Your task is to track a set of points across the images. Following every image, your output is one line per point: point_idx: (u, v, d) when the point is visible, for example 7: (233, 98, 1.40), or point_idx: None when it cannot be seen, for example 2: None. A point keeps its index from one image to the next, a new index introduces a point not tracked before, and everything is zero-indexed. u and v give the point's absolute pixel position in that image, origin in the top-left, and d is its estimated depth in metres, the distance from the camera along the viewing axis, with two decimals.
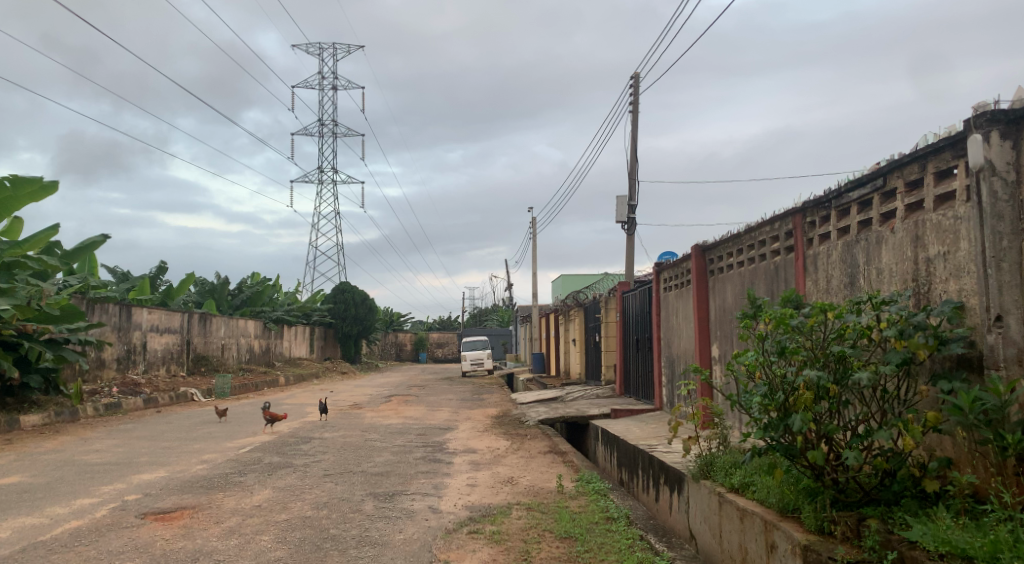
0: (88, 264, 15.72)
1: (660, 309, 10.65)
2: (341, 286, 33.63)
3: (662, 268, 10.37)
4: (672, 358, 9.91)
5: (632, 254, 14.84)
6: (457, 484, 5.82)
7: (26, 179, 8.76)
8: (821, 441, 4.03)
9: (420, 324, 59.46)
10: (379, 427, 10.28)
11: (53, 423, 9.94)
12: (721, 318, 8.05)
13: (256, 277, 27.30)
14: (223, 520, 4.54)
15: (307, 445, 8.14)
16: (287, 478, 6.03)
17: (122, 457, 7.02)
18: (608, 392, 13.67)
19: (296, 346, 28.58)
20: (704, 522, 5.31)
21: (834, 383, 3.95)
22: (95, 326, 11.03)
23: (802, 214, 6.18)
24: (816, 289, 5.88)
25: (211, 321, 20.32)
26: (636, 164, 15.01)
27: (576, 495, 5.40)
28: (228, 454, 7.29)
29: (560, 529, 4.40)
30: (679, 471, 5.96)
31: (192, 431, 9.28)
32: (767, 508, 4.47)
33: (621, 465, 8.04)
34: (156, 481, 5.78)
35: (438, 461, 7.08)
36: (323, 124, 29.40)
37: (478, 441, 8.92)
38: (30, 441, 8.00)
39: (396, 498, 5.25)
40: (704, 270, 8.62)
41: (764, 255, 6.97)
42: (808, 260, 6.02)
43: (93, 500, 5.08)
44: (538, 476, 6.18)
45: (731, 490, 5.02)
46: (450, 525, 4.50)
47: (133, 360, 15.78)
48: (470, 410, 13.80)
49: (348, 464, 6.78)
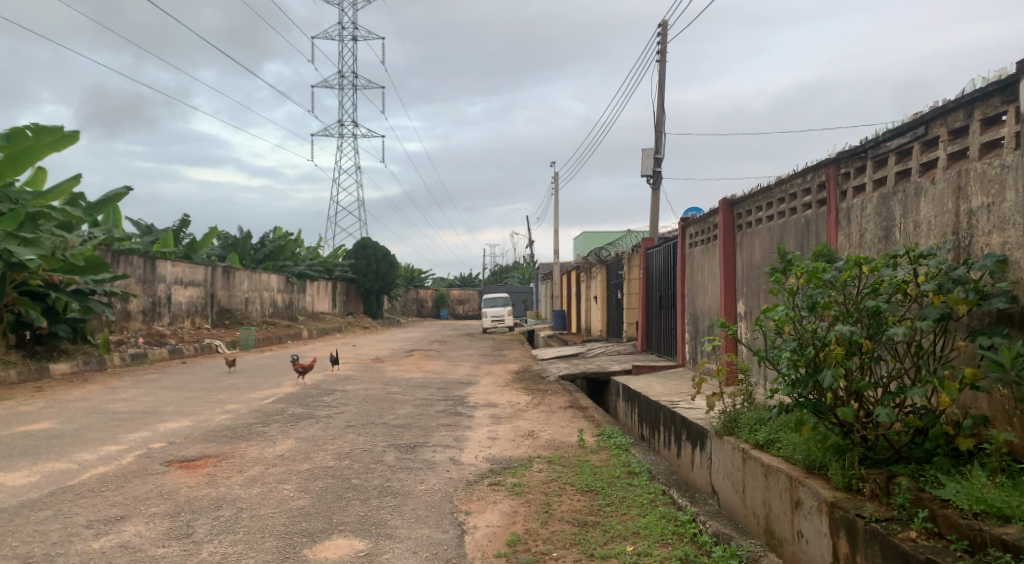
0: (112, 216, 15.85)
1: (685, 265, 10.48)
2: (363, 242, 33.70)
3: (688, 223, 10.17)
4: (696, 315, 9.79)
5: (656, 209, 14.59)
6: (477, 437, 5.82)
7: (47, 128, 8.74)
8: (852, 399, 3.91)
9: (442, 281, 59.65)
10: (400, 380, 10.34)
11: (81, 371, 10.14)
12: (748, 273, 7.89)
13: (278, 231, 27.41)
14: (246, 469, 4.58)
15: (330, 397, 8.21)
16: (310, 429, 6.08)
17: (148, 406, 7.13)
18: (630, 349, 13.62)
19: (319, 300, 28.85)
20: (727, 479, 5.26)
21: (867, 339, 3.81)
22: (120, 277, 11.13)
23: (836, 165, 5.95)
24: (848, 243, 5.68)
25: (234, 275, 20.50)
26: (662, 117, 14.63)
27: (597, 449, 5.37)
28: (251, 404, 7.38)
29: (581, 483, 4.37)
30: (702, 427, 5.91)
31: (216, 381, 9.41)
32: (794, 465, 4.39)
33: (643, 421, 8.02)
34: (181, 430, 5.85)
35: (459, 414, 7.10)
36: (343, 77, 29.14)
37: (499, 395, 8.95)
38: (59, 388, 8.17)
39: (417, 450, 5.26)
40: (731, 224, 8.42)
41: (795, 208, 6.75)
42: (841, 214, 5.81)
43: (119, 447, 5.15)
44: (558, 430, 6.16)
45: (755, 447, 4.95)
46: (471, 477, 4.49)
47: (158, 312, 16.00)
48: (491, 365, 13.86)
49: (370, 416, 6.82)
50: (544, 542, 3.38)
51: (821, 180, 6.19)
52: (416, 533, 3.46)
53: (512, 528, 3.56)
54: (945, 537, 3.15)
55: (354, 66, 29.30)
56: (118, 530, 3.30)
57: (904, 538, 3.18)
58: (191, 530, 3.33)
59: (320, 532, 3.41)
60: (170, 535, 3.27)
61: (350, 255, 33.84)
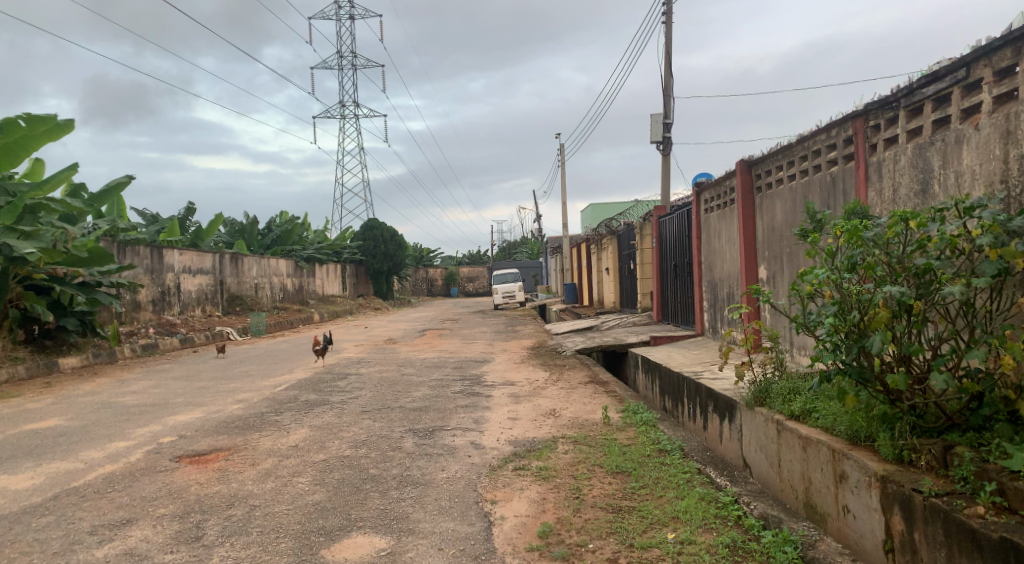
0: (116, 206, 15.65)
1: (701, 232, 10.14)
2: (370, 223, 33.41)
3: (703, 188, 9.81)
4: (714, 282, 9.50)
5: (667, 175, 14.22)
6: (498, 418, 5.59)
7: (41, 118, 8.47)
8: (903, 365, 3.62)
9: (450, 259, 59.38)
10: (414, 361, 10.14)
11: (91, 365, 9.99)
12: (769, 236, 7.57)
13: (285, 216, 27.17)
14: (259, 462, 4.37)
15: (344, 381, 8.01)
16: (324, 416, 5.88)
17: (158, 399, 6.94)
18: (646, 320, 13.35)
19: (329, 284, 28.73)
20: (760, 451, 5.03)
21: (917, 300, 3.49)
22: (125, 267, 10.92)
23: (864, 117, 5.57)
24: (881, 200, 5.34)
25: (243, 261, 20.33)
26: (670, 80, 14.18)
27: (623, 427, 5.14)
28: (264, 392, 7.18)
29: (611, 463, 4.14)
30: (730, 398, 5.66)
31: (228, 370, 9.24)
32: (835, 436, 4.14)
33: (665, 393, 7.77)
34: (192, 422, 5.66)
35: (476, 394, 6.88)
36: (342, 56, 28.75)
37: (516, 372, 8.74)
38: (68, 383, 8.01)
39: (436, 435, 5.04)
40: (750, 186, 8.06)
41: (819, 165, 6.39)
42: (871, 169, 5.47)
43: (128, 443, 4.96)
44: (581, 408, 5.93)
45: (790, 418, 4.70)
46: (494, 462, 4.27)
47: (167, 302, 15.87)
48: (506, 342, 13.64)
49: (386, 400, 6.61)
50: (577, 532, 3.16)
51: (847, 133, 5.83)
52: (440, 527, 3.24)
53: (543, 518, 3.34)
54: (1018, 513, 2.91)
55: (352, 43, 28.83)
56: (125, 536, 3.10)
57: (972, 515, 2.95)
58: (201, 533, 3.13)
59: (338, 530, 3.19)
60: (178, 539, 3.07)
61: (358, 237, 33.68)
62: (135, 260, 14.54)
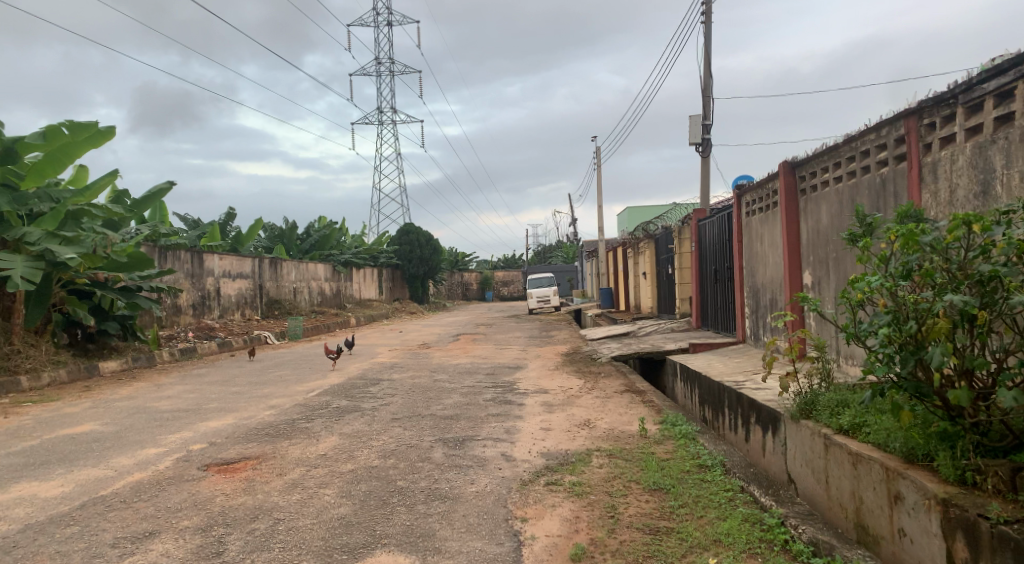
0: (158, 212, 15.98)
1: (742, 236, 9.84)
2: (407, 227, 33.59)
3: (744, 191, 9.53)
4: (756, 288, 9.20)
5: (707, 177, 13.90)
6: (530, 428, 5.43)
7: (82, 124, 8.64)
8: (965, 379, 3.34)
9: (486, 263, 59.41)
10: (448, 367, 10.05)
11: (130, 368, 10.14)
12: (815, 240, 7.27)
13: (322, 221, 27.45)
14: (286, 472, 4.30)
15: (376, 387, 7.94)
16: (354, 423, 5.80)
17: (192, 404, 6.96)
18: (684, 326, 13.04)
19: (365, 288, 28.96)
20: (806, 466, 4.78)
21: (982, 309, 3.20)
22: (165, 272, 11.08)
23: (918, 115, 5.26)
24: (936, 202, 5.05)
25: (281, 266, 20.57)
26: (710, 81, 13.87)
27: (661, 439, 4.94)
28: (296, 398, 7.15)
29: (648, 480, 3.96)
30: (773, 410, 5.41)
31: (262, 374, 9.26)
32: (889, 453, 3.87)
33: (704, 403, 7.53)
34: (223, 429, 5.63)
35: (509, 402, 6.73)
36: (380, 62, 29.03)
37: (550, 379, 8.57)
38: (106, 387, 8.12)
39: (466, 445, 4.91)
40: (794, 189, 7.76)
41: (869, 165, 6.08)
42: (925, 169, 5.18)
43: (158, 450, 4.94)
44: (617, 418, 5.73)
45: (839, 432, 4.44)
46: (526, 475, 4.12)
47: (207, 306, 16.12)
48: (540, 347, 13.47)
49: (417, 407, 6.51)
50: (612, 555, 2.99)
51: (898, 132, 5.52)
52: (467, 546, 3.11)
53: (575, 538, 3.18)
54: None
55: (390, 49, 29.07)
56: (146, 549, 3.04)
57: None
58: (222, 548, 3.05)
59: (362, 547, 3.08)
60: (199, 554, 2.99)
61: (394, 242, 33.93)
62: (176, 265, 14.78)
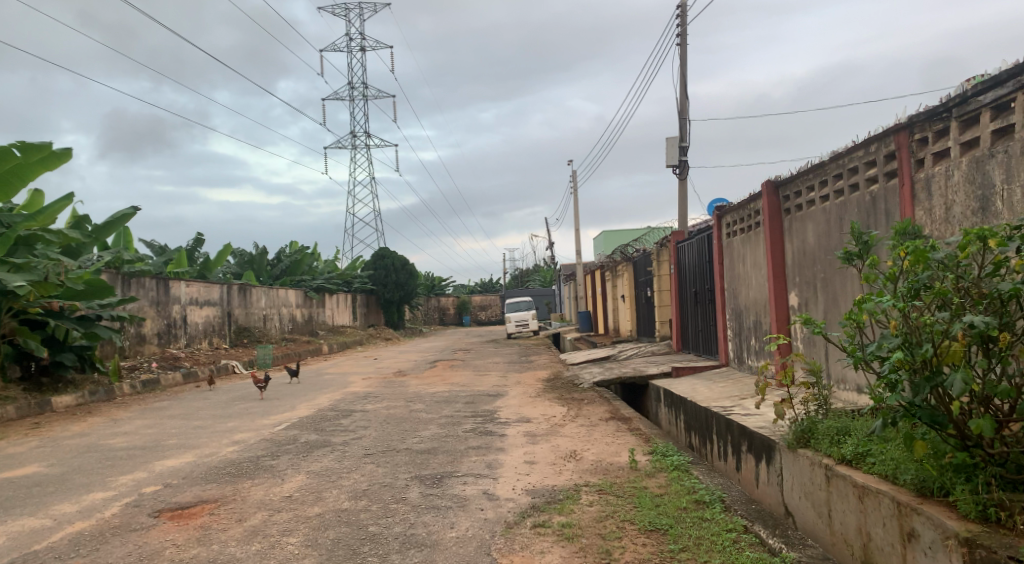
0: (122, 238, 15.48)
1: (724, 258, 9.67)
2: (382, 252, 33.18)
3: (725, 211, 9.39)
4: (739, 310, 9.01)
5: (685, 199, 13.80)
6: (513, 462, 5.09)
7: (35, 145, 8.19)
8: (983, 407, 3.10)
9: (461, 287, 58.95)
10: (424, 396, 9.65)
11: (87, 403, 9.61)
12: (801, 261, 7.11)
13: (294, 246, 26.95)
14: (247, 517, 3.91)
15: (348, 419, 7.53)
16: (324, 460, 5.40)
17: (148, 440, 6.50)
18: (665, 350, 12.81)
19: (339, 314, 28.41)
20: (805, 499, 4.51)
21: (1002, 331, 2.96)
22: (127, 300, 10.58)
23: (908, 131, 5.11)
24: (930, 220, 4.88)
25: (251, 293, 20.03)
26: (685, 103, 13.84)
27: (653, 472, 4.63)
28: (262, 433, 6.71)
29: (643, 519, 3.66)
30: (767, 437, 5.15)
31: (228, 406, 8.78)
32: (898, 486, 3.62)
33: (691, 429, 7.26)
34: (180, 469, 5.20)
35: (489, 433, 6.38)
36: (354, 88, 28.88)
37: (531, 407, 8.23)
38: (57, 423, 7.60)
39: (445, 483, 4.55)
40: (777, 208, 7.61)
41: (857, 184, 5.93)
42: (918, 186, 5.02)
43: (106, 494, 4.51)
44: (604, 449, 5.42)
45: (841, 463, 4.18)
46: (510, 517, 3.78)
47: (173, 334, 15.54)
48: (519, 373, 13.12)
49: (391, 441, 6.13)
50: None
51: (888, 148, 5.37)
52: None
53: None
54: None
55: (363, 74, 28.94)
56: None
57: None
58: None
59: None
60: None
61: (369, 267, 33.46)
62: (140, 292, 14.23)
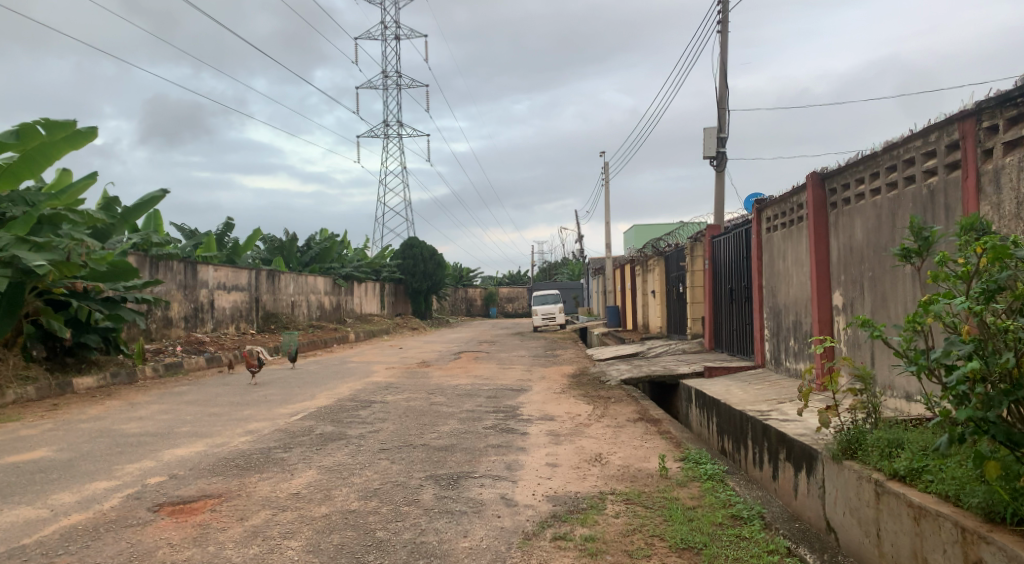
0: (153, 221, 15.51)
1: (762, 254, 9.23)
2: (411, 241, 33.08)
3: (765, 205, 8.95)
4: (777, 309, 8.59)
5: (721, 192, 13.31)
6: (535, 464, 4.79)
7: (60, 124, 8.13)
8: None
9: (490, 280, 58.74)
10: (446, 388, 9.41)
11: (108, 385, 9.56)
12: (847, 259, 6.67)
13: (323, 233, 26.93)
14: (248, 516, 3.67)
15: (366, 411, 7.29)
16: (337, 454, 5.16)
17: (162, 427, 6.33)
18: (696, 348, 12.42)
19: (366, 302, 28.39)
20: (850, 515, 4.14)
21: None
22: (151, 282, 10.51)
23: (976, 118, 4.66)
24: (998, 215, 4.44)
25: (279, 279, 20.02)
26: (724, 93, 13.33)
27: (685, 482, 4.30)
28: (277, 423, 6.51)
29: (675, 536, 3.34)
30: (808, 446, 4.77)
31: (247, 394, 8.63)
32: (963, 509, 3.24)
33: (723, 433, 6.89)
34: (188, 459, 5.00)
35: (511, 431, 6.08)
36: (386, 76, 28.69)
37: (556, 404, 7.92)
38: (75, 406, 7.50)
39: (461, 485, 4.27)
40: (822, 202, 7.16)
41: (914, 176, 5.48)
42: (985, 178, 4.58)
43: (109, 484, 4.32)
44: (632, 454, 5.09)
45: (893, 478, 3.80)
46: (528, 527, 3.49)
47: (200, 318, 15.57)
48: (545, 368, 12.81)
49: (409, 436, 5.87)
50: None
51: (951, 137, 4.92)
52: None
53: None
54: None
55: (396, 62, 28.74)
56: None
57: None
58: None
59: None
60: None
61: (397, 256, 33.38)
62: (167, 276, 14.23)
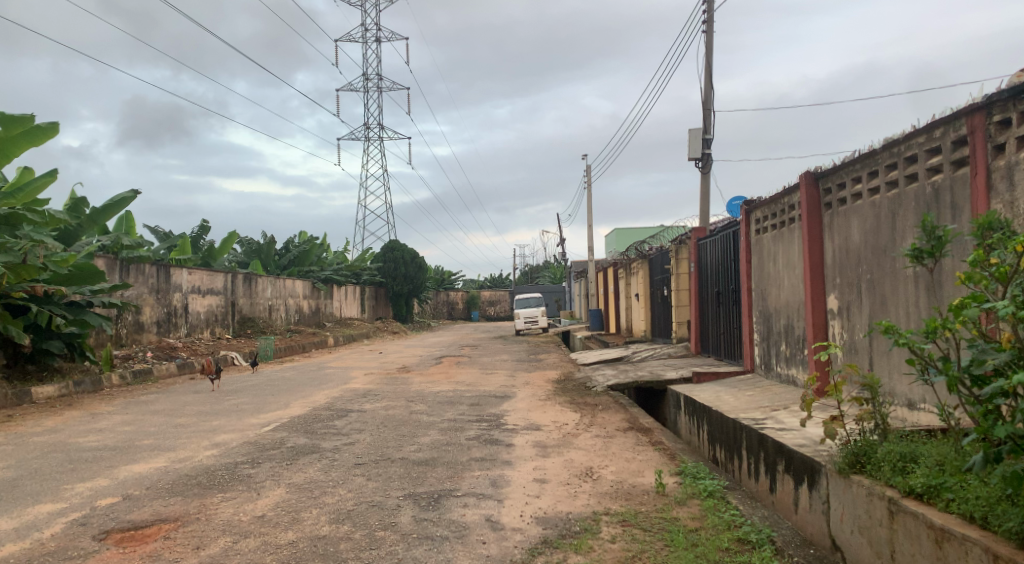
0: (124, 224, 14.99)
1: (751, 256, 9.00)
2: (392, 244, 32.66)
3: (754, 206, 8.73)
4: (768, 313, 8.35)
5: (707, 193, 13.10)
6: (522, 480, 4.46)
7: (16, 119, 7.68)
8: None
9: (472, 283, 58.37)
10: (428, 395, 9.06)
11: (70, 394, 9.08)
12: (843, 261, 6.43)
13: (302, 237, 26.45)
14: (205, 544, 3.31)
15: (342, 421, 6.92)
16: (308, 470, 4.79)
17: (121, 440, 5.91)
18: (683, 352, 12.17)
19: (346, 306, 27.91)
20: (860, 535, 3.86)
21: None
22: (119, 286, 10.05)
23: (986, 112, 4.43)
24: (1011, 213, 4.21)
25: (256, 282, 19.52)
26: (710, 94, 13.12)
27: (684, 500, 4.00)
28: (246, 435, 6.11)
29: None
30: (810, 458, 4.50)
31: (218, 403, 8.20)
32: (991, 533, 2.96)
33: (715, 441, 6.61)
34: (146, 477, 4.60)
35: (495, 442, 5.75)
36: (367, 78, 28.41)
37: (541, 412, 7.59)
38: (30, 417, 7.04)
39: (443, 504, 3.93)
40: (816, 202, 6.93)
41: (916, 174, 5.24)
42: (996, 175, 4.35)
43: (54, 508, 3.92)
44: (624, 467, 4.78)
45: (908, 496, 3.52)
46: (517, 555, 3.17)
47: (173, 323, 15.06)
48: (528, 373, 12.48)
49: (387, 448, 5.51)
50: None
51: (958, 132, 4.69)
52: None
53: None
54: None
55: (378, 63, 28.45)
56: None
57: None
58: None
59: None
60: None
61: (378, 259, 32.93)
62: (139, 279, 13.74)
